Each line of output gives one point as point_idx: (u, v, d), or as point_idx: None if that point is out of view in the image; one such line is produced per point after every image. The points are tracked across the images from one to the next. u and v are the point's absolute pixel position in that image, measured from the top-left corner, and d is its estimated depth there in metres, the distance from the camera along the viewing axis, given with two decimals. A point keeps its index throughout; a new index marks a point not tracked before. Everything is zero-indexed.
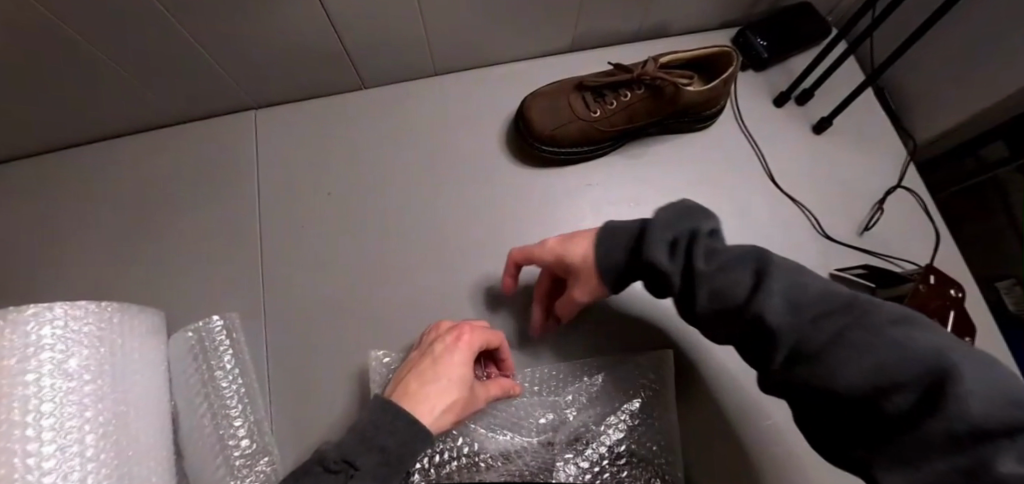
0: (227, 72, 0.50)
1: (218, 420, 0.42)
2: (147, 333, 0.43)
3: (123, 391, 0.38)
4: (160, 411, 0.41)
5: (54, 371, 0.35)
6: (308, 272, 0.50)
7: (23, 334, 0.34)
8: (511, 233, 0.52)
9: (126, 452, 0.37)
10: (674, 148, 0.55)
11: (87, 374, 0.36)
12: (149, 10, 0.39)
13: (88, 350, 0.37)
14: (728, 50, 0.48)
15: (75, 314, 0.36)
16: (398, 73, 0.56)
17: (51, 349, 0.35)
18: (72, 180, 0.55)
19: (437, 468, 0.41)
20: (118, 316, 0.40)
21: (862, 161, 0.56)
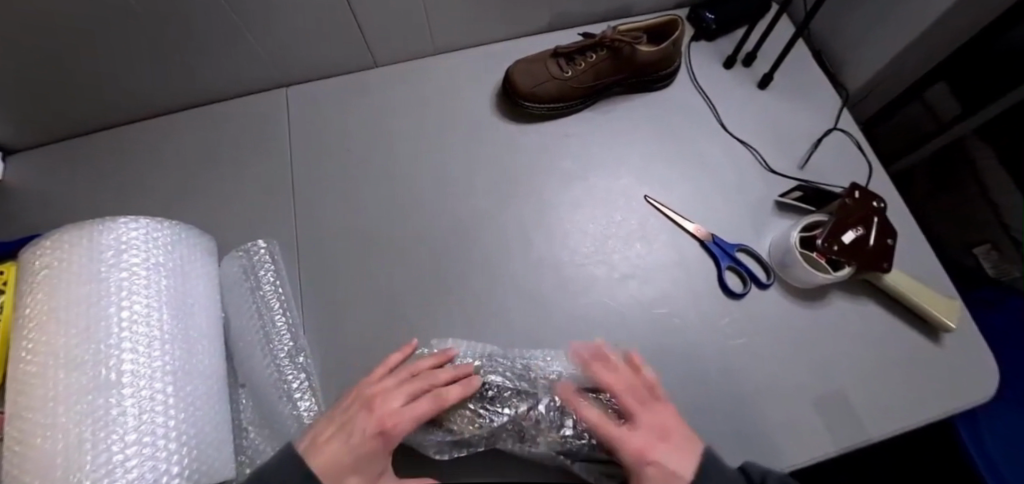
0: (266, 54, 0.62)
1: (262, 319, 0.53)
2: (206, 251, 0.53)
3: (187, 289, 0.48)
4: (214, 311, 0.51)
5: (140, 264, 0.44)
6: (334, 212, 0.60)
7: (117, 235, 0.44)
8: (500, 177, 0.62)
9: (191, 333, 0.46)
10: (636, 103, 0.65)
11: (162, 271, 0.46)
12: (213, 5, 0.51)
13: (163, 253, 0.47)
14: (675, 17, 0.59)
15: (154, 226, 0.47)
16: (404, 54, 0.68)
17: (137, 248, 0.45)
18: (130, 147, 0.67)
19: None
20: (184, 233, 0.50)
21: (802, 110, 0.65)
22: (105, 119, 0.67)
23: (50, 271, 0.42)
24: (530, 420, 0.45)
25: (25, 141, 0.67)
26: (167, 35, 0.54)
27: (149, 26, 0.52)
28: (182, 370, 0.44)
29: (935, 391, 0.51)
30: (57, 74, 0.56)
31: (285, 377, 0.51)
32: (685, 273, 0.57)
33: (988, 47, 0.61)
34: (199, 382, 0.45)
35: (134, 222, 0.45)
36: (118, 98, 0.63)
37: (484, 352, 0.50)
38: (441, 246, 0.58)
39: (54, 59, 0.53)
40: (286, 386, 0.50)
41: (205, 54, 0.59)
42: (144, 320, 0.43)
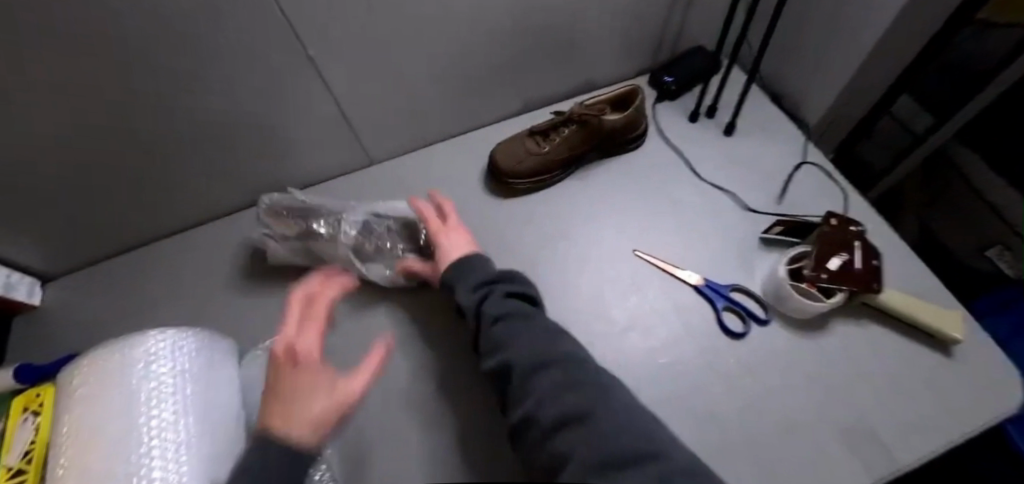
0: (278, 164, 0.70)
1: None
2: (225, 356, 0.56)
3: (209, 391, 0.50)
4: (233, 413, 0.52)
5: (167, 372, 0.48)
6: (345, 299, 0.64)
7: (150, 350, 0.49)
8: (495, 246, 0.66)
9: (214, 434, 0.48)
10: (613, 163, 0.71)
11: (187, 376, 0.49)
12: (229, 128, 0.60)
13: (188, 359, 0.50)
14: (633, 87, 0.66)
15: (180, 336, 0.51)
16: (399, 148, 0.75)
17: (164, 357, 0.49)
18: (158, 264, 0.73)
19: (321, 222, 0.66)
20: (207, 341, 0.54)
21: (768, 148, 0.70)
22: (137, 240, 0.74)
23: (88, 391, 0.45)
24: (346, 235, 0.65)
25: (65, 270, 0.74)
26: (190, 159, 0.62)
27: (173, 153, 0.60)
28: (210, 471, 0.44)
29: (965, 410, 0.49)
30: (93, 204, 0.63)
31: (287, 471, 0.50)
32: (683, 318, 0.58)
33: (943, 58, 0.66)
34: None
35: (163, 338, 0.50)
36: (148, 220, 0.71)
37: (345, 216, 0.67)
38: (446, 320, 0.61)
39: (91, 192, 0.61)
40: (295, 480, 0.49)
41: (223, 170, 0.67)
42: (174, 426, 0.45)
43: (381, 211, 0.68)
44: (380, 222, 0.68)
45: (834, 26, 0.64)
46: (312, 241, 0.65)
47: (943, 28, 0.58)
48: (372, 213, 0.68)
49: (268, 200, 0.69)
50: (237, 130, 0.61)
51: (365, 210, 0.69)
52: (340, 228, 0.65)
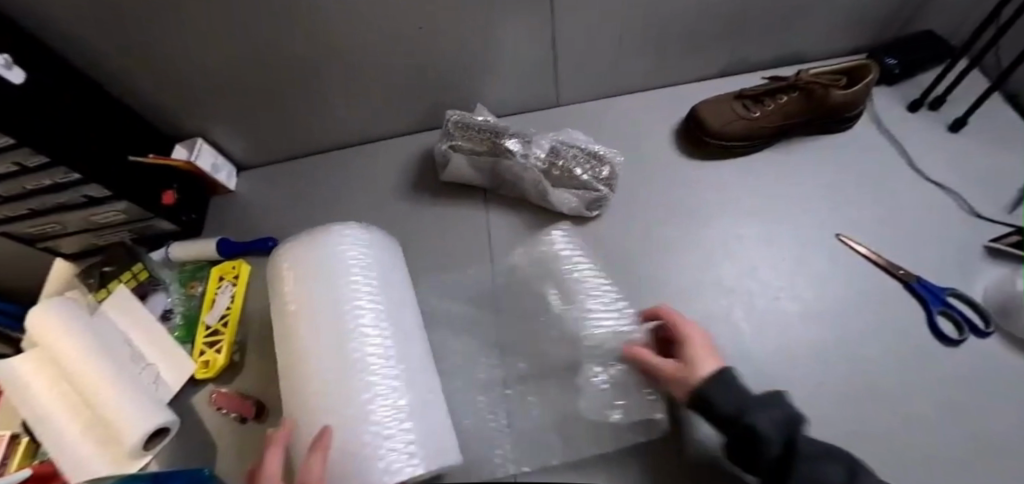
0: (472, 89, 0.71)
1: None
2: (397, 252, 0.55)
3: (393, 291, 0.50)
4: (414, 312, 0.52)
5: (359, 270, 0.47)
6: (525, 231, 0.65)
7: (342, 251, 0.48)
8: (682, 206, 0.65)
9: (404, 335, 0.47)
10: (816, 142, 0.67)
11: (372, 275, 0.48)
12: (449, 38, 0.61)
13: (372, 258, 0.49)
14: (868, 62, 0.61)
15: (362, 235, 0.50)
16: (585, 94, 0.74)
17: (355, 255, 0.48)
18: (339, 168, 0.77)
19: (511, 137, 0.62)
20: (380, 238, 0.52)
21: (1001, 152, 0.63)
22: (324, 144, 0.79)
23: (296, 281, 0.46)
24: (528, 153, 0.62)
25: (257, 160, 0.80)
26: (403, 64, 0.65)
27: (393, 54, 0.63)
28: (409, 368, 0.45)
29: None
30: (313, 93, 0.69)
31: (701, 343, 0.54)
32: (889, 312, 0.55)
33: None
34: (424, 386, 0.46)
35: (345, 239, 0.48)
36: (341, 123, 0.75)
37: (531, 135, 0.63)
38: (632, 270, 0.60)
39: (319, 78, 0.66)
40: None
41: (424, 85, 0.69)
42: (376, 324, 0.45)
43: (583, 142, 0.64)
44: (564, 147, 0.63)
45: None
46: (499, 158, 0.62)
47: None
48: (560, 140, 0.63)
49: (456, 117, 0.65)
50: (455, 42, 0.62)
51: (548, 134, 0.64)
52: (531, 149, 0.61)
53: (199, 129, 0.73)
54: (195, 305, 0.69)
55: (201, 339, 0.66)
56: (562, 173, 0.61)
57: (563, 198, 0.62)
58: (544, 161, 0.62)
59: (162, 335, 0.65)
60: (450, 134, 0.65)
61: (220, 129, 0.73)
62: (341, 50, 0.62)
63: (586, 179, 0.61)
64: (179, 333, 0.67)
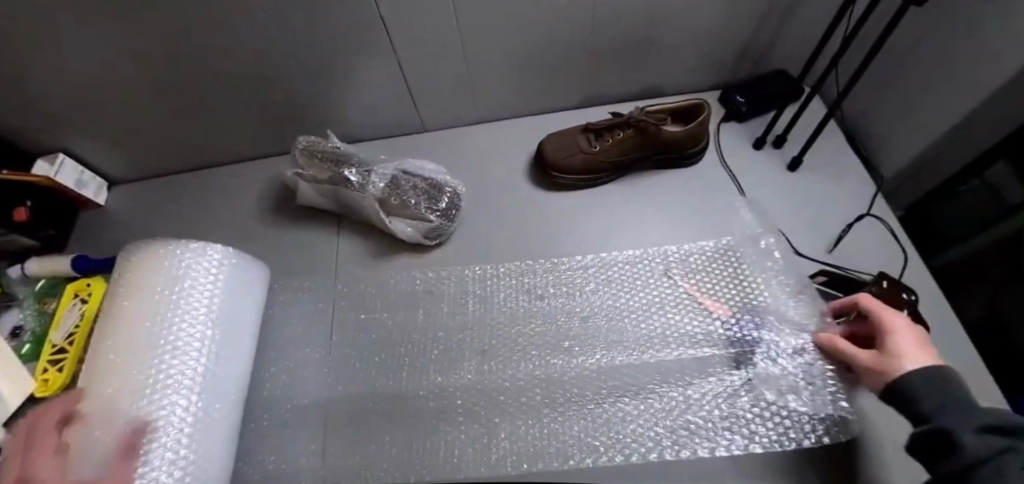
0: (335, 114, 0.72)
1: (590, 296, 0.59)
2: (257, 273, 0.57)
3: (230, 313, 0.51)
4: (250, 331, 0.54)
5: (188, 287, 0.49)
6: (368, 256, 0.66)
7: (200, 262, 0.50)
8: (523, 234, 0.66)
9: (220, 356, 0.49)
10: (662, 175, 0.69)
11: (208, 292, 0.50)
12: (293, 68, 0.62)
13: (207, 276, 0.50)
14: (700, 102, 0.63)
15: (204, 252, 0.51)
16: (452, 120, 0.76)
17: (189, 271, 0.49)
18: (211, 186, 0.78)
19: (356, 165, 0.64)
20: (233, 258, 0.54)
21: (831, 191, 0.66)
22: (198, 161, 0.79)
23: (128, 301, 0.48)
24: (367, 181, 0.62)
25: (131, 175, 0.81)
26: (255, 89, 0.66)
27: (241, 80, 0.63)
28: (216, 380, 0.47)
29: None
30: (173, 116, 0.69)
31: (719, 353, 0.53)
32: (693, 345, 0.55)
33: None
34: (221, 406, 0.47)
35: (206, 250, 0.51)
36: (210, 143, 0.75)
37: (372, 164, 0.64)
38: (465, 298, 0.61)
39: (173, 104, 0.66)
40: (648, 358, 0.54)
41: (284, 110, 0.70)
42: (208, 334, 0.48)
43: (428, 171, 0.65)
44: (407, 176, 0.64)
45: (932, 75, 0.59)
46: (340, 187, 0.63)
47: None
48: (404, 170, 0.64)
49: (305, 142, 0.65)
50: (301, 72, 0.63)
51: (391, 164, 0.65)
52: (369, 179, 0.62)
53: (60, 145, 0.72)
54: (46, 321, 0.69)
55: (46, 356, 0.65)
56: (397, 202, 0.62)
57: (400, 230, 0.62)
58: (381, 189, 0.62)
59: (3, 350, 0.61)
60: (299, 160, 0.65)
61: (83, 145, 0.72)
62: (190, 81, 0.62)
63: (423, 208, 0.62)
64: (25, 350, 0.66)
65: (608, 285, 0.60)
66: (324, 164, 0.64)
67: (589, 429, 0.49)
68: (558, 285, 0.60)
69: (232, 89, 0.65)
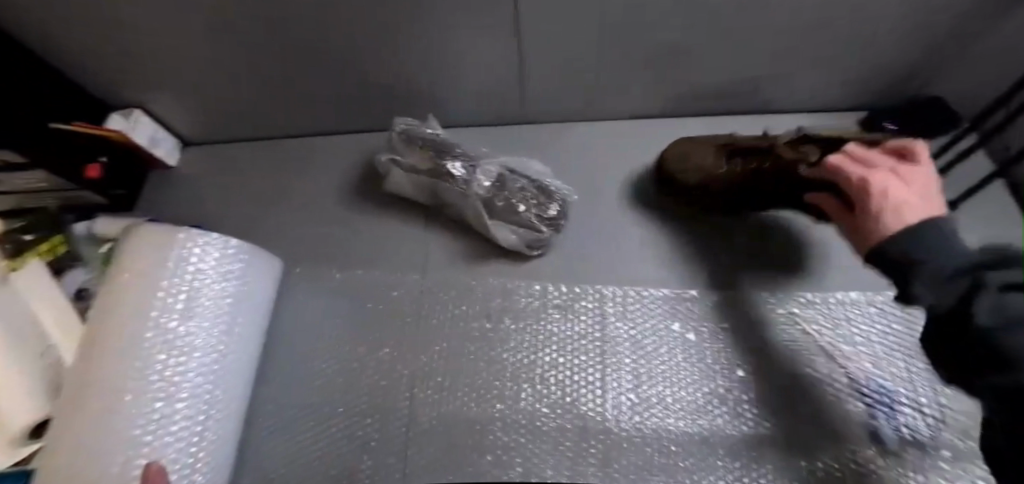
0: (432, 97, 0.66)
1: (744, 345, 0.53)
2: (269, 266, 0.54)
3: (238, 309, 0.48)
4: (258, 328, 0.51)
5: (196, 278, 0.45)
6: (459, 260, 0.60)
7: (199, 255, 0.46)
8: (633, 255, 0.59)
9: (224, 352, 0.46)
10: (793, 206, 0.61)
11: (218, 285, 0.46)
12: (404, 40, 0.55)
13: (213, 268, 0.46)
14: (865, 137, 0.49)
15: (210, 242, 0.47)
16: (555, 115, 0.69)
17: (198, 261, 0.46)
18: (286, 159, 0.73)
19: (461, 158, 0.58)
20: (246, 253, 0.50)
21: (993, 244, 0.57)
22: (273, 131, 0.74)
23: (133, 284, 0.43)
24: (470, 176, 0.56)
25: (202, 138, 0.76)
26: (356, 61, 0.59)
27: (343, 49, 0.57)
28: (224, 378, 0.45)
29: None
30: (259, 81, 0.63)
31: (901, 435, 0.47)
32: (831, 409, 0.49)
33: None
34: (225, 406, 0.45)
35: (210, 241, 0.47)
36: (291, 114, 0.70)
37: (476, 159, 0.58)
38: (566, 318, 0.55)
39: (263, 69, 0.61)
40: (810, 430, 0.48)
41: (379, 86, 0.64)
42: (204, 340, 0.44)
43: (537, 172, 0.58)
44: (514, 176, 0.58)
45: None
46: (440, 181, 0.57)
47: None
48: (510, 168, 0.58)
49: (402, 126, 0.60)
50: (411, 45, 0.56)
51: (496, 160, 0.58)
52: (474, 176, 0.56)
53: (136, 100, 0.67)
54: None
55: None
56: (505, 205, 0.56)
57: (502, 237, 0.56)
58: (487, 187, 0.56)
59: (78, 330, 0.52)
60: (397, 146, 0.60)
61: (160, 102, 0.68)
62: (285, 46, 0.56)
63: (532, 215, 0.56)
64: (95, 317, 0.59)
65: (750, 328, 0.54)
66: (425, 154, 0.58)
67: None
68: (709, 325, 0.54)
69: (330, 58, 0.58)
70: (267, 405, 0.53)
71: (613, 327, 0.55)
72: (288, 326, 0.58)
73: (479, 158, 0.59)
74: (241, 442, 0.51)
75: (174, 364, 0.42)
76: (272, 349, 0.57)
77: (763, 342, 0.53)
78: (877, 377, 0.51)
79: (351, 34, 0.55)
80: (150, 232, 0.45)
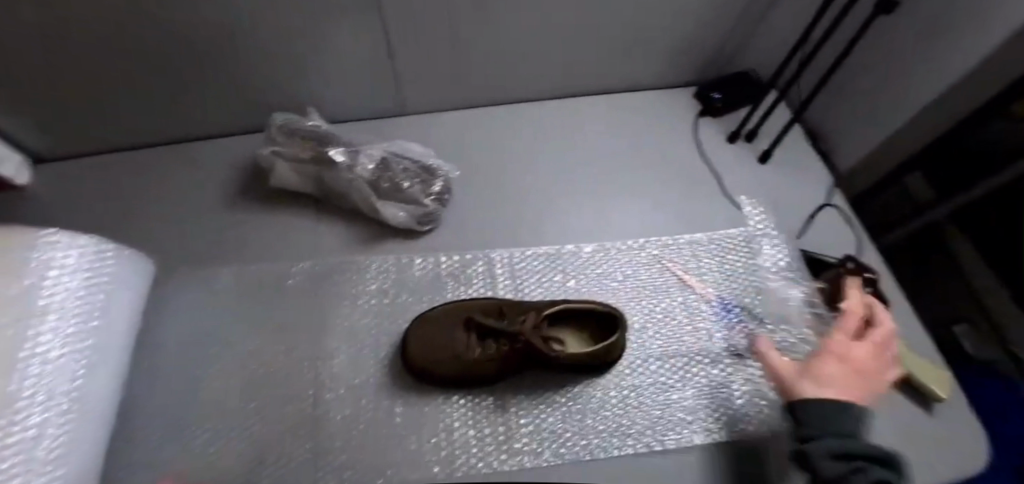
0: (313, 93, 0.68)
1: (616, 286, 0.61)
2: (137, 271, 0.53)
3: (110, 314, 0.47)
4: (125, 333, 0.50)
5: (69, 278, 0.44)
6: (352, 243, 0.62)
7: (67, 258, 0.45)
8: (515, 220, 0.65)
9: (98, 356, 0.45)
10: (646, 166, 0.72)
11: (93, 288, 0.46)
12: (273, 37, 0.57)
13: (88, 271, 0.46)
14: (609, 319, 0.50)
15: (81, 244, 0.46)
16: (437, 104, 0.74)
17: (70, 261, 0.45)
18: (161, 167, 0.70)
19: (343, 144, 0.60)
20: (116, 257, 0.49)
21: (795, 182, 0.71)
22: (145, 138, 0.71)
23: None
24: (353, 160, 0.58)
25: (60, 152, 0.70)
26: (226, 60, 0.60)
27: (210, 49, 0.58)
28: (94, 384, 0.44)
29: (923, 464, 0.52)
30: (122, 87, 0.61)
31: (736, 342, 0.59)
32: (683, 328, 0.59)
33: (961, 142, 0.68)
34: (90, 414, 0.44)
35: (73, 243, 0.45)
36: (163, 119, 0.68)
37: (359, 145, 0.61)
38: (461, 283, 0.59)
39: (124, 72, 0.59)
40: (668, 348, 0.57)
41: (256, 84, 0.65)
42: (82, 347, 0.44)
43: (419, 154, 0.63)
44: (398, 158, 0.61)
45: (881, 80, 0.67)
46: (325, 168, 0.59)
47: (970, 120, 0.61)
48: (392, 151, 0.61)
49: (282, 119, 0.61)
50: (282, 42, 0.58)
51: (380, 145, 0.62)
52: (358, 159, 0.58)
53: None
54: None
55: None
56: (390, 185, 0.59)
57: (392, 215, 0.59)
58: (372, 169, 0.59)
59: None
60: (278, 139, 0.60)
61: (4, 116, 0.62)
62: (145, 49, 0.56)
63: (418, 191, 0.60)
64: None
65: (620, 271, 0.62)
66: (307, 143, 0.60)
67: (620, 415, 0.52)
68: (586, 273, 0.62)
69: (197, 59, 0.59)
70: (150, 410, 0.51)
71: (502, 283, 0.60)
72: (173, 327, 0.56)
73: (364, 144, 0.61)
74: (123, 451, 0.48)
75: (53, 369, 0.40)
76: (156, 352, 0.54)
77: (634, 283, 0.62)
78: (718, 299, 0.62)
79: (216, 34, 0.55)
80: (0, 236, 0.42)
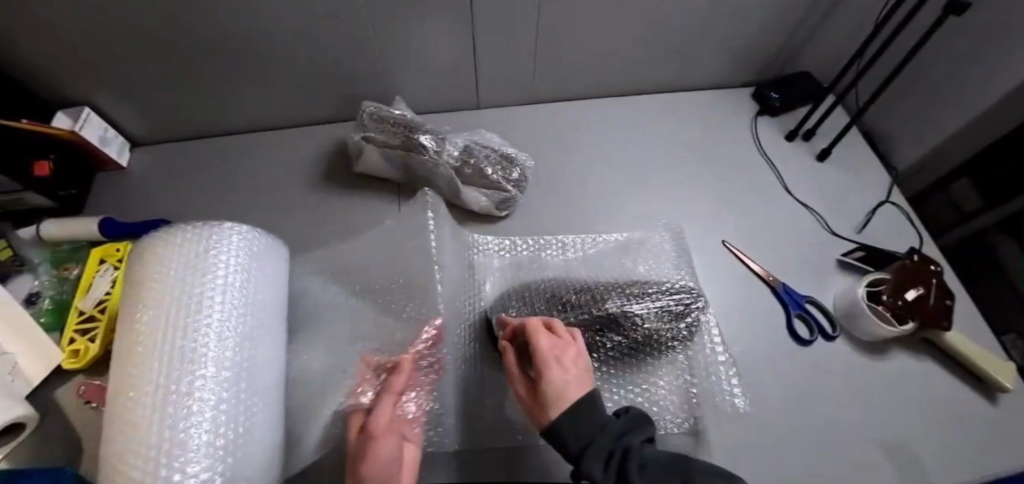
0: (396, 86, 0.72)
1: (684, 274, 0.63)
2: (281, 257, 0.55)
3: (262, 295, 0.48)
4: (277, 315, 0.51)
5: (231, 261, 0.46)
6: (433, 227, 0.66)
7: (230, 242, 0.47)
8: (586, 210, 0.69)
9: (253, 332, 0.46)
10: (706, 162, 0.75)
11: (248, 270, 0.47)
12: (369, 32, 0.62)
13: (245, 253, 0.48)
14: None
15: (241, 232, 0.48)
16: (507, 98, 0.78)
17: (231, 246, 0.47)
18: (251, 152, 0.75)
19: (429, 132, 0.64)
20: (267, 243, 0.52)
21: (854, 180, 0.74)
22: (238, 125, 0.76)
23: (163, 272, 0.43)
24: (438, 147, 0.63)
25: (159, 137, 0.76)
26: (325, 53, 0.65)
27: (313, 42, 0.62)
28: (253, 358, 0.45)
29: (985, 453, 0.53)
30: (166, 79, 0.65)
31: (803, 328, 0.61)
32: (749, 317, 0.61)
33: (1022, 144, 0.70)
34: (253, 388, 0.44)
35: (235, 231, 0.48)
36: (256, 106, 0.73)
37: (443, 134, 0.65)
38: (538, 265, 0.63)
39: (165, 65, 0.63)
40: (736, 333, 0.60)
41: (346, 76, 0.69)
42: (235, 321, 0.44)
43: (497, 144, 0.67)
44: (478, 146, 0.65)
45: (942, 81, 0.69)
46: (412, 154, 0.63)
47: None
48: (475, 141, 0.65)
49: (372, 108, 0.65)
50: (376, 37, 0.63)
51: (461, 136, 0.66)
52: (444, 147, 0.63)
53: (88, 98, 0.67)
54: (68, 289, 0.63)
55: (72, 326, 0.60)
56: (473, 171, 0.63)
57: (474, 200, 0.64)
58: (456, 155, 0.63)
59: (54, 347, 0.58)
60: (367, 125, 0.65)
61: (116, 100, 0.68)
62: (254, 38, 0.61)
63: (500, 177, 0.63)
64: (46, 318, 0.61)
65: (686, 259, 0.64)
66: (394, 130, 0.64)
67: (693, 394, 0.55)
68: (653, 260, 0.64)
69: (299, 49, 0.63)
70: None
71: (575, 267, 0.63)
72: None
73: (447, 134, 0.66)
74: None
75: (208, 341, 0.41)
76: None
77: (699, 270, 0.65)
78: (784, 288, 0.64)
79: (321, 26, 0.60)
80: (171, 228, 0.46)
